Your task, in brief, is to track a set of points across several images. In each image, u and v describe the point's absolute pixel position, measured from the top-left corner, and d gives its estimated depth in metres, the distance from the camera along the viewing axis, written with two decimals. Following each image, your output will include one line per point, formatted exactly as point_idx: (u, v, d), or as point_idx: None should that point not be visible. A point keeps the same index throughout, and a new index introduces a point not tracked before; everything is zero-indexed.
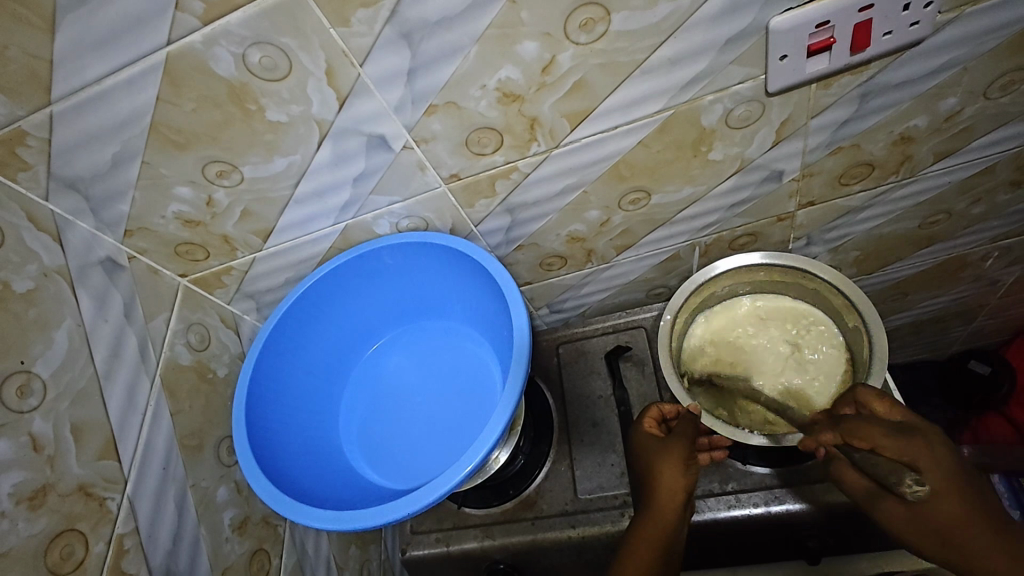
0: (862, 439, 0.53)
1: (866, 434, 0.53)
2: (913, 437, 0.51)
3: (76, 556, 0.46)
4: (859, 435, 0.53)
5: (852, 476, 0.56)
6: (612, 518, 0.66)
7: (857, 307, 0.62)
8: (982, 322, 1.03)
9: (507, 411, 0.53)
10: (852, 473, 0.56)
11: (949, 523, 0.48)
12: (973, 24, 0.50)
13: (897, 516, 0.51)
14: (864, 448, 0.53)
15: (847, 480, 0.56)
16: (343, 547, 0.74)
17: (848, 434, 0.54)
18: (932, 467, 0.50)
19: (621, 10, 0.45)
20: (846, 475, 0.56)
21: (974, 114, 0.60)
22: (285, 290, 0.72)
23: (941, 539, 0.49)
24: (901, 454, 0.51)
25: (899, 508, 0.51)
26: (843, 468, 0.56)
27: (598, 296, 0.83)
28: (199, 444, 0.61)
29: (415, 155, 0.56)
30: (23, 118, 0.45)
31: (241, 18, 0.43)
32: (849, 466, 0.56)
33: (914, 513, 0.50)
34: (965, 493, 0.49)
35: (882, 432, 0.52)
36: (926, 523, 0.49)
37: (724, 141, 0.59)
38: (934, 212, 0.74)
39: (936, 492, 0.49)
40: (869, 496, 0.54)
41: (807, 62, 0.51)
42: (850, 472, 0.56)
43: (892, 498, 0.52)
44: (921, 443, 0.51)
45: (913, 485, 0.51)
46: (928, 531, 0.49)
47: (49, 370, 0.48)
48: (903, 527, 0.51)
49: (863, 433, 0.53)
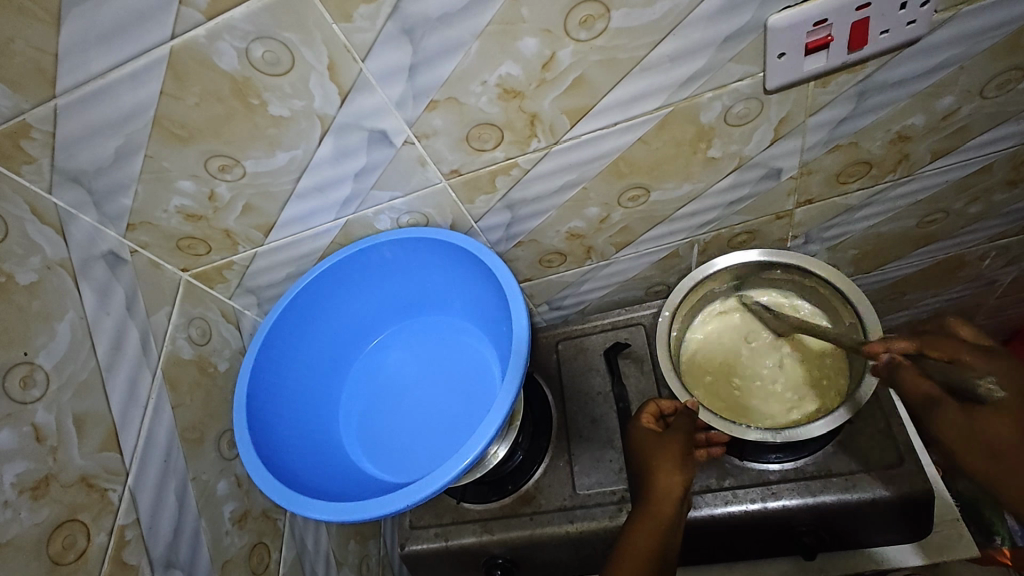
0: (941, 350, 0.54)
1: (947, 347, 0.54)
2: (996, 356, 0.51)
3: (78, 546, 0.47)
4: (940, 347, 0.54)
5: (913, 381, 0.55)
6: (610, 513, 0.67)
7: (854, 305, 0.62)
8: (981, 322, 1.03)
9: (505, 404, 0.53)
10: (914, 378, 0.55)
11: (996, 438, 0.49)
12: (969, 23, 0.51)
13: (951, 422, 0.53)
14: (943, 359, 0.54)
15: (905, 384, 0.56)
16: (343, 542, 0.75)
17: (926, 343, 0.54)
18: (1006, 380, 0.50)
19: (621, 6, 0.45)
20: (908, 380, 0.56)
21: (972, 113, 0.60)
22: (285, 285, 0.72)
23: (989, 457, 0.50)
24: (984, 366, 0.51)
25: (958, 415, 0.53)
26: (907, 374, 0.56)
27: (598, 292, 0.84)
28: (200, 437, 0.61)
29: (416, 150, 0.56)
30: (28, 111, 0.46)
31: (245, 12, 0.43)
32: (918, 372, 0.55)
33: (968, 416, 0.52)
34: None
35: (968, 347, 0.53)
36: (971, 429, 0.51)
37: (723, 138, 0.59)
38: (932, 211, 0.74)
39: (1012, 395, 0.49)
40: (928, 400, 0.54)
41: (805, 60, 0.51)
42: (913, 376, 0.55)
43: (951, 402, 0.54)
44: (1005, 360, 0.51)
45: (987, 386, 0.51)
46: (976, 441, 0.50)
47: (52, 361, 0.48)
48: (958, 431, 0.52)
49: (945, 344, 0.54)
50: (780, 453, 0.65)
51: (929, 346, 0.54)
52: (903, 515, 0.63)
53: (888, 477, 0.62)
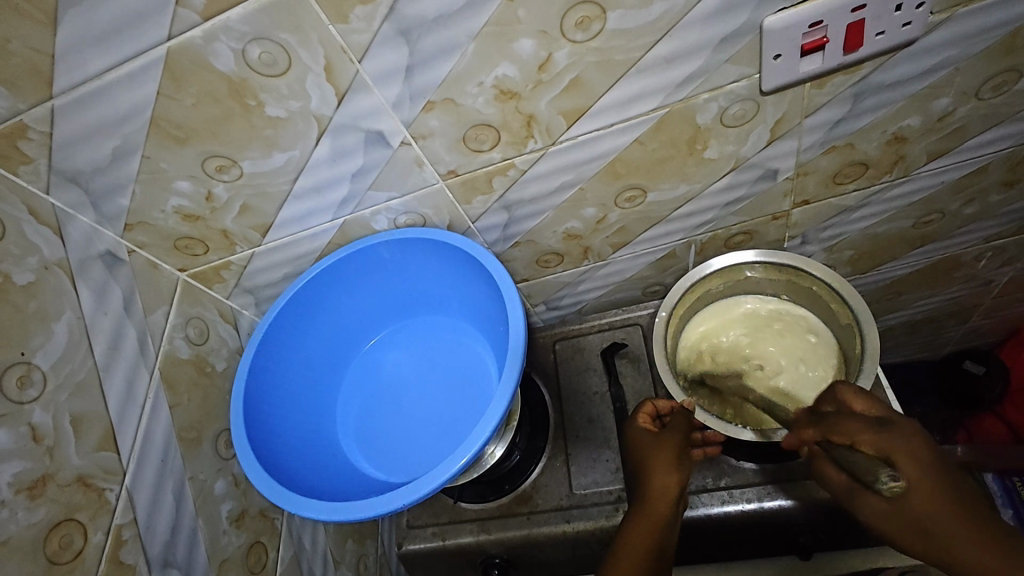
0: (844, 433, 0.49)
1: (847, 429, 0.49)
2: (892, 430, 0.47)
3: (75, 545, 0.47)
4: (840, 430, 0.49)
5: (834, 474, 0.51)
6: (607, 513, 0.67)
7: (850, 305, 0.63)
8: (977, 322, 1.03)
9: (501, 405, 0.53)
10: (830, 469, 0.51)
11: (926, 522, 0.43)
12: (964, 24, 0.51)
13: (876, 510, 0.46)
14: (846, 445, 0.48)
15: (827, 478, 0.51)
16: (340, 541, 0.75)
17: (829, 429, 0.51)
18: (910, 461, 0.45)
19: (617, 8, 0.46)
20: (828, 471, 0.51)
21: (967, 114, 0.60)
22: (283, 285, 0.72)
23: (934, 547, 0.43)
24: (882, 449, 0.46)
25: (881, 505, 0.46)
26: (823, 465, 0.51)
27: (595, 293, 0.84)
28: (198, 437, 0.61)
29: (413, 151, 0.56)
30: (25, 111, 0.46)
31: (242, 13, 0.43)
32: (829, 463, 0.51)
33: (890, 506, 0.45)
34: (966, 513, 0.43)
35: (862, 427, 0.48)
36: (917, 525, 0.43)
37: (720, 139, 0.59)
38: (928, 212, 0.74)
39: (911, 487, 0.44)
40: (850, 489, 0.49)
41: (801, 62, 0.52)
42: (828, 467, 0.51)
43: (869, 492, 0.47)
44: (898, 438, 0.46)
45: (888, 481, 0.45)
46: (908, 526, 0.44)
47: (50, 361, 0.48)
48: (885, 520, 0.46)
49: (841, 427, 0.49)
50: (776, 453, 0.65)
51: (832, 431, 0.50)
52: None
53: None
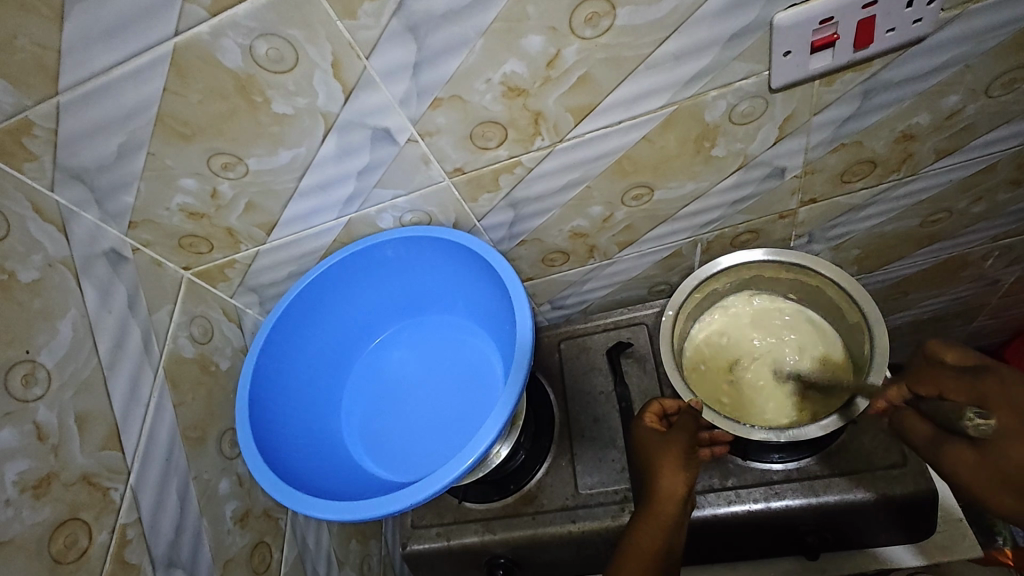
0: (931, 385, 0.51)
1: (933, 379, 0.51)
2: (984, 377, 0.47)
3: (79, 545, 0.46)
4: (925, 381, 0.52)
5: (915, 423, 0.52)
6: (612, 513, 0.67)
7: (858, 304, 0.62)
8: (982, 322, 1.03)
9: (509, 404, 0.53)
10: (916, 421, 0.51)
11: (1014, 465, 0.42)
12: (975, 21, 0.50)
13: (964, 461, 0.45)
14: (933, 396, 0.51)
15: (912, 432, 0.52)
16: (344, 542, 0.74)
17: (914, 381, 0.53)
18: (1007, 406, 0.44)
19: (627, 4, 0.45)
20: (914, 424, 0.52)
21: (976, 112, 0.60)
22: (287, 284, 0.72)
23: (1013, 489, 0.42)
24: (969, 395, 0.48)
25: (969, 453, 0.45)
26: (910, 417, 0.52)
27: (600, 292, 0.83)
28: (202, 436, 0.61)
29: (420, 148, 0.56)
30: (30, 107, 0.45)
31: (249, 9, 0.43)
32: (917, 415, 0.52)
33: (979, 454, 0.44)
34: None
35: (949, 375, 0.50)
36: (990, 464, 0.43)
37: (728, 137, 0.59)
38: (936, 211, 0.74)
39: (1001, 432, 0.43)
40: (938, 441, 0.49)
41: (810, 59, 0.51)
42: (914, 420, 0.52)
43: (960, 442, 0.46)
44: (990, 382, 0.46)
45: (973, 419, 0.45)
46: (994, 475, 0.43)
47: (53, 360, 0.48)
48: (968, 471, 0.45)
49: (929, 378, 0.52)
50: (783, 453, 0.65)
51: (919, 381, 0.52)
52: (907, 515, 0.63)
53: (892, 476, 0.62)
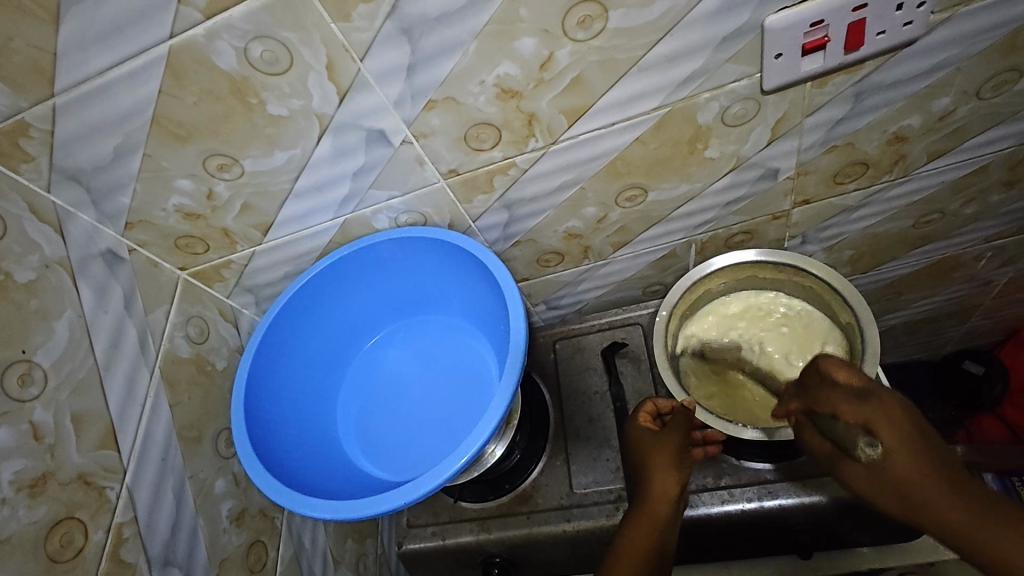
0: (825, 405, 0.52)
1: (828, 400, 0.51)
2: (872, 402, 0.50)
3: (75, 544, 0.47)
4: (823, 403, 0.52)
5: (816, 441, 0.52)
6: (607, 512, 0.67)
7: (851, 305, 0.63)
8: (976, 323, 1.04)
9: (502, 404, 0.53)
10: (816, 438, 0.53)
11: (902, 482, 0.47)
12: (965, 24, 0.51)
13: (859, 477, 0.49)
14: (827, 415, 0.51)
15: (808, 443, 0.53)
16: (341, 541, 0.75)
17: (814, 401, 0.53)
18: (890, 430, 0.48)
19: (619, 7, 0.46)
20: (812, 440, 0.53)
21: (968, 114, 0.61)
22: (283, 284, 0.73)
23: (902, 501, 0.47)
24: (865, 419, 0.49)
25: (862, 471, 0.49)
26: (807, 433, 0.53)
27: (595, 292, 0.84)
28: (198, 435, 0.61)
29: (414, 149, 0.56)
30: (26, 109, 0.46)
31: (244, 12, 0.43)
32: (814, 431, 0.53)
33: (871, 472, 0.48)
34: (938, 482, 0.46)
35: (844, 399, 0.50)
36: (886, 488, 0.48)
37: (720, 139, 0.59)
38: (928, 212, 0.74)
39: (891, 452, 0.47)
40: (832, 458, 0.51)
41: (802, 61, 0.52)
42: (813, 437, 0.53)
43: (850, 461, 0.50)
44: (879, 408, 0.49)
45: (866, 448, 0.49)
46: (886, 488, 0.48)
47: (50, 359, 0.48)
48: (865, 486, 0.49)
49: (825, 399, 0.52)
50: (776, 452, 0.65)
51: (822, 402, 0.52)
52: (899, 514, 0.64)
53: None
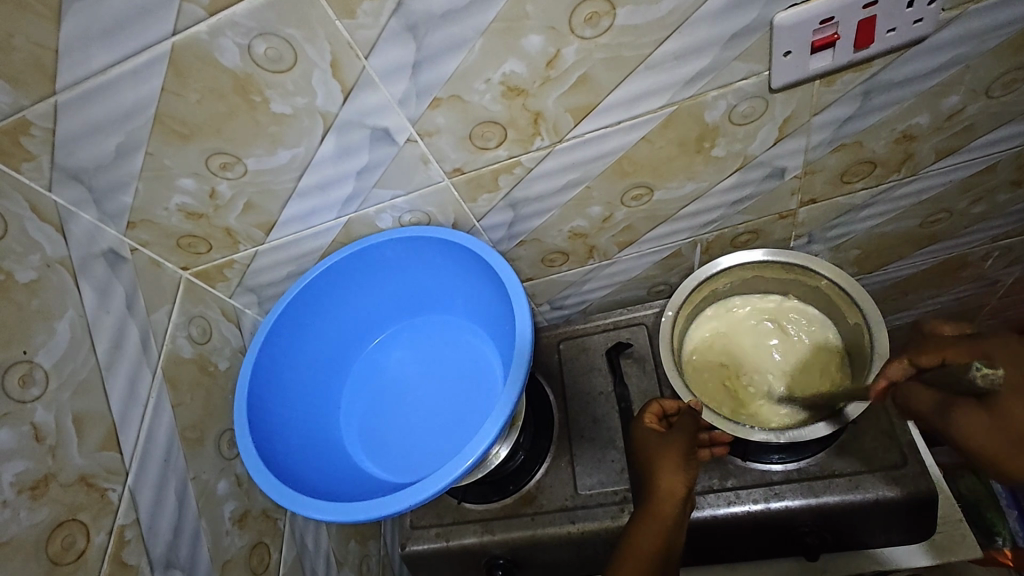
0: (931, 355, 0.51)
1: (936, 350, 0.51)
2: (987, 340, 0.48)
3: (77, 546, 0.46)
4: (928, 352, 0.51)
5: (919, 394, 0.50)
6: (612, 513, 0.67)
7: (859, 306, 0.62)
8: (982, 323, 1.03)
9: (508, 405, 0.53)
10: (919, 391, 0.50)
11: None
12: (976, 22, 0.50)
13: (974, 421, 0.45)
14: (934, 363, 0.50)
15: (913, 402, 0.51)
16: (343, 543, 0.74)
17: (918, 355, 0.52)
18: (1009, 360, 0.44)
19: (627, 4, 0.45)
20: (914, 395, 0.51)
21: (977, 112, 0.60)
22: (286, 284, 0.72)
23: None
24: (976, 355, 0.47)
25: (977, 414, 0.45)
26: (912, 389, 0.51)
27: (599, 292, 0.83)
28: (200, 437, 0.61)
29: (419, 148, 0.56)
30: (28, 107, 0.45)
31: (248, 8, 0.43)
32: (920, 386, 0.50)
33: (990, 414, 0.44)
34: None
35: (954, 343, 0.50)
36: (1009, 423, 0.43)
37: (727, 137, 0.59)
38: (935, 211, 0.74)
39: (1009, 385, 0.43)
40: (941, 404, 0.48)
41: (811, 59, 0.51)
42: (917, 391, 0.50)
43: (963, 402, 0.46)
44: (998, 342, 0.46)
45: (978, 377, 0.46)
46: (1008, 434, 0.43)
47: (51, 361, 0.48)
48: (980, 429, 0.45)
49: (932, 350, 0.51)
50: (782, 454, 0.65)
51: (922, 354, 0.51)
52: (906, 516, 0.63)
53: (892, 477, 0.62)
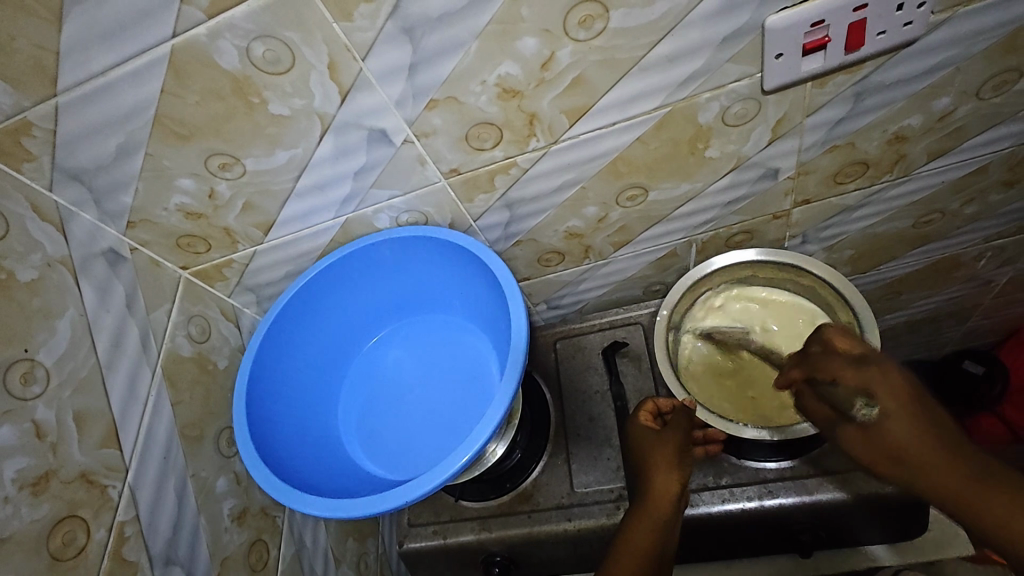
0: (824, 371, 0.54)
1: (826, 366, 0.54)
2: (869, 365, 0.52)
3: (78, 542, 0.47)
4: (823, 369, 0.54)
5: (814, 406, 0.56)
6: (608, 511, 0.67)
7: (849, 302, 0.63)
8: (976, 322, 1.04)
9: (504, 402, 0.53)
10: (815, 404, 0.56)
11: (895, 445, 0.49)
12: (965, 25, 0.51)
13: (856, 440, 0.52)
14: (826, 381, 0.54)
15: (810, 411, 0.56)
16: (341, 540, 0.75)
17: (814, 368, 0.55)
18: (887, 394, 0.50)
19: (620, 7, 0.46)
20: (809, 406, 0.56)
21: (968, 114, 0.61)
22: (284, 284, 0.73)
23: (896, 465, 0.50)
24: (862, 382, 0.51)
25: (859, 433, 0.52)
26: (806, 399, 0.57)
27: (596, 292, 0.84)
28: (200, 434, 0.61)
29: (416, 149, 0.56)
30: (29, 108, 0.46)
31: (246, 11, 0.43)
32: (813, 398, 0.56)
33: (869, 435, 0.51)
34: (938, 440, 0.48)
35: (842, 363, 0.53)
36: (883, 446, 0.50)
37: (721, 138, 0.59)
38: (928, 212, 0.75)
39: (886, 415, 0.50)
40: (829, 422, 0.54)
41: (803, 61, 0.52)
42: (811, 401, 0.56)
43: (846, 423, 0.52)
44: (876, 371, 0.51)
45: (864, 409, 0.51)
46: (879, 453, 0.50)
47: (53, 358, 0.48)
48: (862, 449, 0.51)
49: (825, 366, 0.54)
50: (776, 451, 0.65)
51: (818, 368, 0.55)
52: (899, 513, 0.64)
53: None
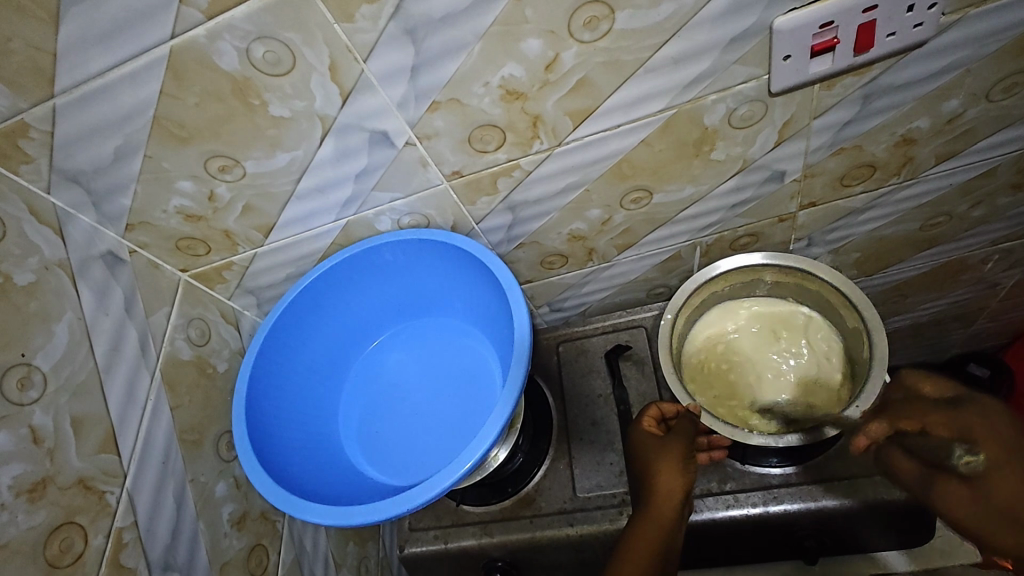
0: (910, 420, 0.56)
1: (914, 416, 0.56)
2: (964, 408, 0.55)
3: (75, 549, 0.46)
4: (907, 420, 0.56)
5: (904, 463, 0.58)
6: (610, 516, 0.67)
7: (857, 308, 0.62)
8: (982, 325, 1.03)
9: (506, 408, 0.53)
10: (902, 461, 0.58)
11: (1004, 500, 0.49)
12: (976, 26, 0.50)
13: (959, 499, 0.52)
14: (914, 432, 0.55)
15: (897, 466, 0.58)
16: (341, 544, 0.74)
17: (897, 419, 0.56)
18: (984, 436, 0.53)
19: (626, 7, 0.45)
20: (898, 462, 0.58)
21: (977, 116, 0.60)
22: (285, 286, 0.72)
23: (1016, 526, 0.49)
24: (954, 430, 0.54)
25: (963, 492, 0.52)
26: (894, 455, 0.58)
27: (599, 294, 0.83)
28: (199, 439, 0.61)
29: (418, 151, 0.56)
30: (26, 110, 0.45)
31: (246, 12, 0.43)
32: (898, 451, 0.58)
33: (975, 493, 0.51)
34: None
35: (932, 409, 0.56)
36: (990, 502, 0.50)
37: (727, 141, 0.59)
38: (935, 215, 0.74)
39: (989, 466, 0.51)
40: (929, 475, 0.55)
41: (811, 63, 0.51)
42: (900, 458, 0.58)
43: (947, 477, 0.53)
44: (971, 416, 0.54)
45: (962, 456, 0.53)
46: (988, 512, 0.50)
47: (50, 363, 0.48)
48: (966, 510, 0.51)
49: (912, 415, 0.56)
50: (781, 456, 0.65)
51: (898, 422, 0.56)
52: (903, 519, 0.63)
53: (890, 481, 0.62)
